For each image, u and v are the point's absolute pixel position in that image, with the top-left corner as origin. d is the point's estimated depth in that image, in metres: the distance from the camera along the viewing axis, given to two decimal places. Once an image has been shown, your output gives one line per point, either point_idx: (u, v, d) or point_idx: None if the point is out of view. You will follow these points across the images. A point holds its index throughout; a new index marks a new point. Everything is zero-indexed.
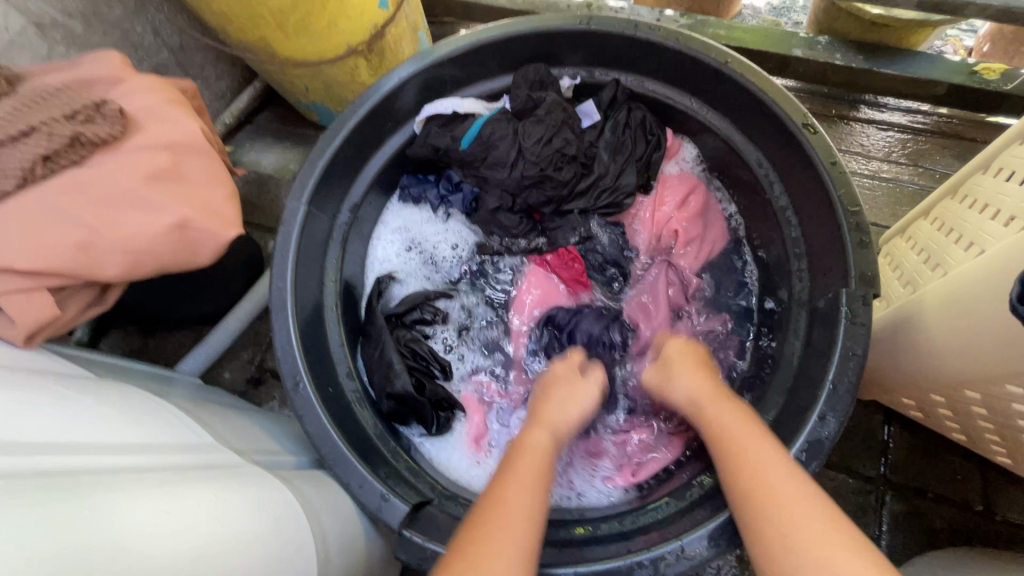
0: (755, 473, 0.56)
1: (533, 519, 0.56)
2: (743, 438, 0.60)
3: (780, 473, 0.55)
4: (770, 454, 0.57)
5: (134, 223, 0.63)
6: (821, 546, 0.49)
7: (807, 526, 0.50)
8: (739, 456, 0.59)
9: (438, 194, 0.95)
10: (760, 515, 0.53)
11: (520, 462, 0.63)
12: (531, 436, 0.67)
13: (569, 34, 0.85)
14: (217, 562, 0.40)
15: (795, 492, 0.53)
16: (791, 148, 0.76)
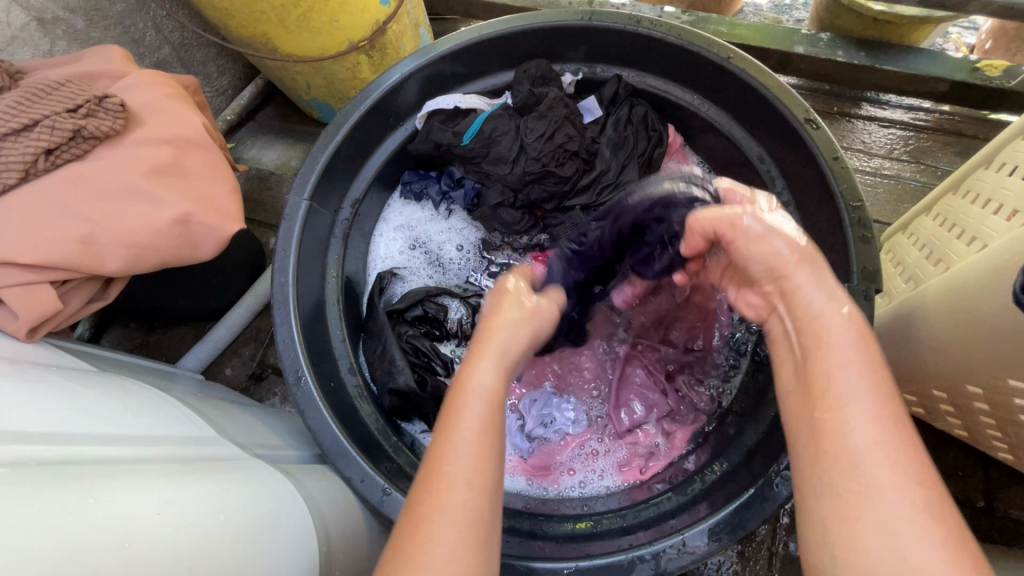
0: (837, 422, 0.40)
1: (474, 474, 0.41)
2: (839, 367, 0.42)
3: (875, 442, 0.39)
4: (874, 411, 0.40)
5: (137, 217, 0.63)
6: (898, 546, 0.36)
7: (893, 513, 0.36)
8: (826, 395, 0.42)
9: (439, 190, 0.95)
10: (838, 486, 0.39)
11: (456, 399, 0.45)
12: (471, 372, 0.47)
13: (571, 30, 0.85)
14: (222, 552, 0.40)
15: (889, 466, 0.38)
16: (793, 144, 0.76)
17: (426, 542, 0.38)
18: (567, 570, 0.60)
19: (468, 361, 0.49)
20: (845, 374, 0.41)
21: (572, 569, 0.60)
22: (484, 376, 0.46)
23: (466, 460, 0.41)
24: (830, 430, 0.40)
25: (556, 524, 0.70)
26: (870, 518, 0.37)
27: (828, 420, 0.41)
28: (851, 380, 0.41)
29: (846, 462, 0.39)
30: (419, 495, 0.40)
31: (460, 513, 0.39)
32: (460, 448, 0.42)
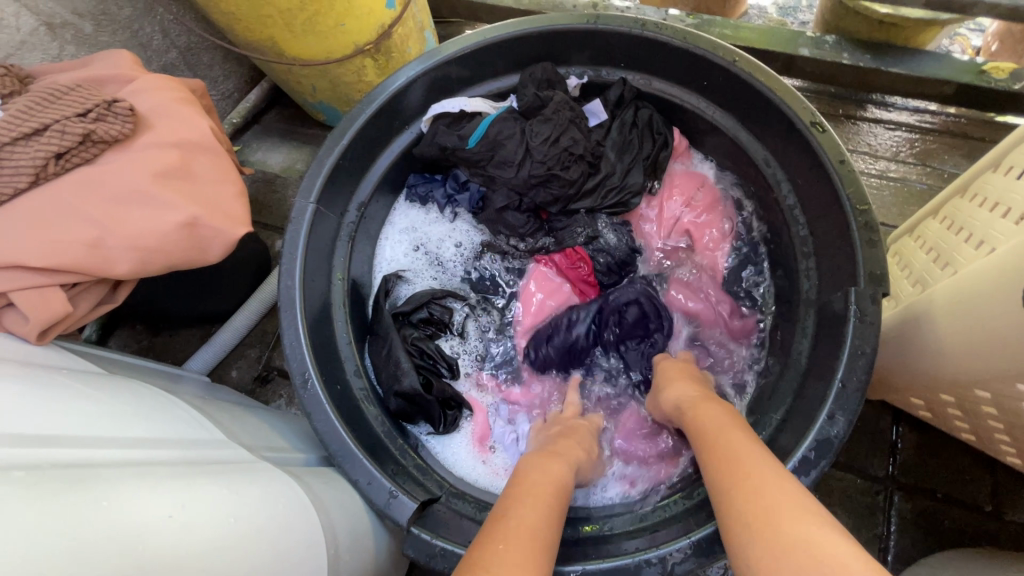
0: (735, 462, 0.51)
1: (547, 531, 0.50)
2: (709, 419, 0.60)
3: (755, 457, 0.51)
4: (751, 445, 0.53)
5: (146, 220, 0.64)
6: (799, 531, 0.41)
7: (783, 494, 0.45)
8: (716, 437, 0.56)
9: (445, 193, 0.95)
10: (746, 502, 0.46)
11: (532, 476, 0.58)
12: (539, 464, 0.62)
13: (576, 34, 0.85)
14: (229, 554, 0.40)
15: (767, 467, 0.49)
16: (799, 147, 0.76)
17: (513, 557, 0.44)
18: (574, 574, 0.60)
19: (531, 457, 0.64)
20: (721, 429, 0.57)
21: (579, 572, 0.60)
22: (553, 466, 0.61)
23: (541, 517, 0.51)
24: (728, 475, 0.50)
25: (562, 528, 0.70)
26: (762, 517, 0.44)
27: (723, 457, 0.52)
28: (738, 441, 0.54)
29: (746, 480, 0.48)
30: (495, 530, 0.48)
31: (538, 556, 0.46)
32: (536, 508, 0.52)
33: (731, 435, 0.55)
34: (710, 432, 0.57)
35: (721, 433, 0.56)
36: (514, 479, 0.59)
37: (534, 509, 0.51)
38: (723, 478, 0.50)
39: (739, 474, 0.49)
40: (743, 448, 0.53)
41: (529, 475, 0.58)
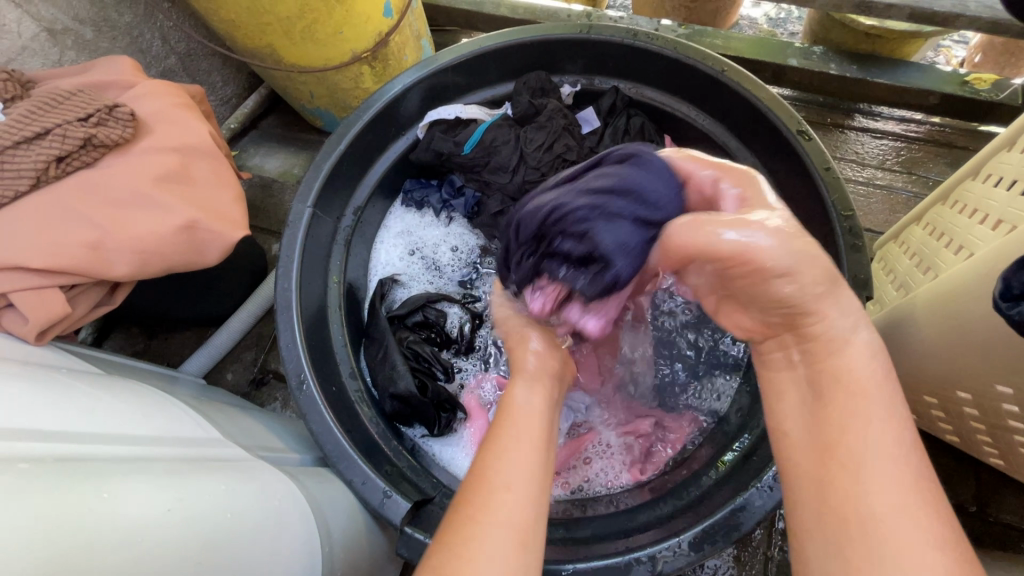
0: (836, 428, 0.44)
1: (529, 471, 0.49)
2: (862, 385, 0.44)
3: (871, 426, 0.42)
4: (876, 407, 0.43)
5: (145, 223, 0.65)
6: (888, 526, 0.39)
7: (885, 480, 0.40)
8: (843, 417, 0.43)
9: (440, 199, 0.97)
10: (834, 485, 0.42)
11: (508, 417, 0.55)
12: (512, 395, 0.59)
13: (569, 43, 0.87)
14: (223, 549, 0.40)
15: (889, 449, 0.41)
16: (785, 154, 0.78)
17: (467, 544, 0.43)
18: (566, 571, 0.60)
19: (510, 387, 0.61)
20: (851, 401, 0.44)
21: (570, 571, 0.60)
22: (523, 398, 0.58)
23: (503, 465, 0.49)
24: (847, 488, 0.41)
25: (555, 528, 0.70)
26: (888, 553, 0.37)
27: (832, 413, 0.44)
28: (870, 443, 0.42)
29: (858, 511, 0.40)
30: (468, 500, 0.46)
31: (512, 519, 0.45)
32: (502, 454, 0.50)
33: (866, 412, 0.43)
34: (845, 424, 0.43)
35: (854, 431, 0.42)
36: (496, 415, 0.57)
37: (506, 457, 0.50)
38: (840, 487, 0.41)
39: (856, 489, 0.41)
40: (866, 417, 0.43)
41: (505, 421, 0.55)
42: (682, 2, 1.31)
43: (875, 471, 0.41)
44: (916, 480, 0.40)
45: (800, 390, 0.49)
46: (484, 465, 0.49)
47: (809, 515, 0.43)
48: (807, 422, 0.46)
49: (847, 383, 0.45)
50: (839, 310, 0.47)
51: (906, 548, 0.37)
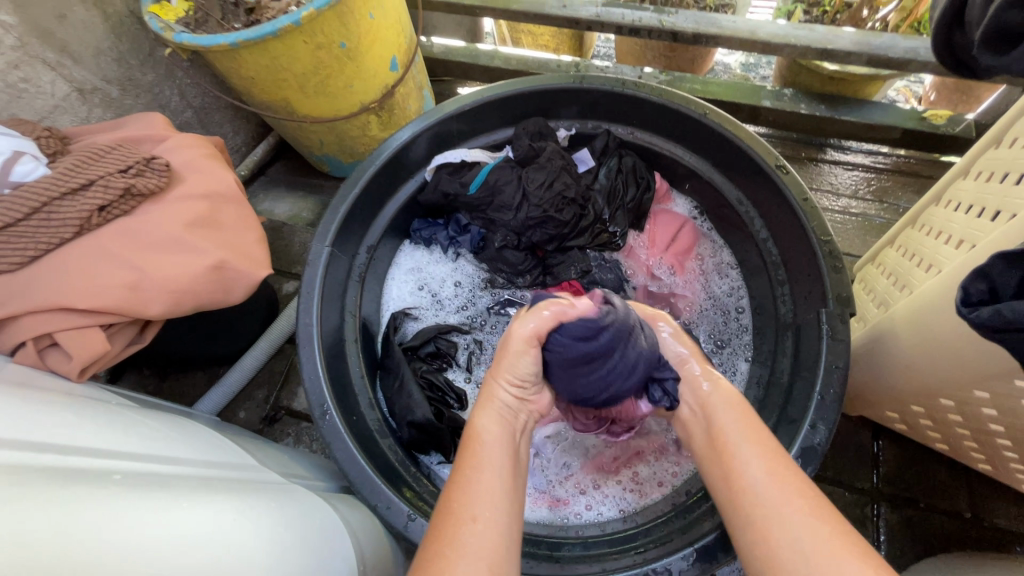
0: (727, 461, 0.58)
1: (495, 497, 0.53)
2: (728, 425, 0.62)
3: (750, 451, 0.57)
4: (745, 437, 0.59)
5: (177, 265, 0.69)
6: (772, 522, 0.50)
7: (763, 483, 0.53)
8: (731, 449, 0.59)
9: (447, 236, 1.01)
10: (747, 510, 0.53)
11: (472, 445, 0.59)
12: (476, 421, 0.62)
13: (563, 92, 0.95)
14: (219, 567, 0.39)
15: (757, 462, 0.56)
16: (766, 186, 0.85)
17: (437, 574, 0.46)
18: None
19: (474, 411, 0.64)
20: (740, 450, 0.58)
21: None
22: (484, 423, 0.62)
23: (460, 496, 0.52)
24: (745, 494, 0.54)
25: (573, 546, 0.72)
26: (789, 547, 0.48)
27: (730, 454, 0.59)
28: (760, 478, 0.54)
29: (767, 519, 0.51)
30: (431, 538, 0.50)
31: (481, 551, 0.48)
32: (461, 484, 0.54)
33: (740, 445, 0.59)
34: (743, 470, 0.56)
35: (745, 468, 0.56)
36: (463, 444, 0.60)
37: (473, 489, 0.53)
38: (738, 492, 0.55)
39: (761, 509, 0.52)
40: (745, 447, 0.58)
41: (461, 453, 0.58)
42: (662, 53, 1.42)
43: (755, 482, 0.54)
44: (804, 491, 0.52)
45: (703, 435, 0.65)
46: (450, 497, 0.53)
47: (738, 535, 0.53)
48: (714, 459, 0.60)
49: (739, 438, 0.60)
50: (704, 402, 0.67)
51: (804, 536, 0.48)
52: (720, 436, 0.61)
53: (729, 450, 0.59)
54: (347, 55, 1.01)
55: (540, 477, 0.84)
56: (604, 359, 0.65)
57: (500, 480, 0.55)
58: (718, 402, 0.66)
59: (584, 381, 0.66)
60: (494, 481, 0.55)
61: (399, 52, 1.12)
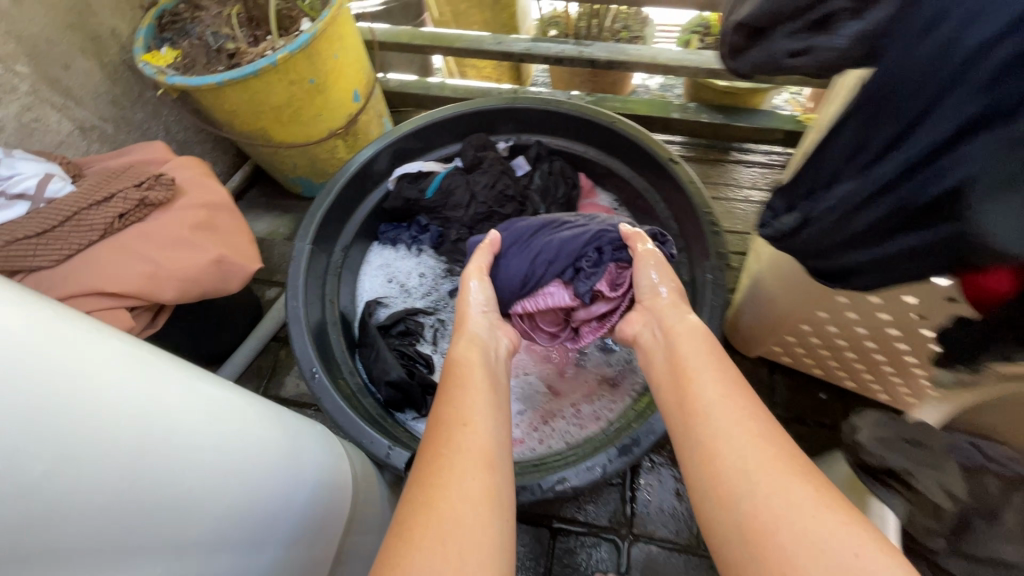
0: (683, 390, 0.65)
1: (473, 452, 0.60)
2: (692, 357, 0.69)
3: (707, 377, 0.64)
4: (705, 366, 0.66)
5: (186, 259, 0.85)
6: (715, 435, 0.57)
7: (712, 403, 0.60)
8: (691, 376, 0.66)
9: (410, 235, 1.19)
10: (699, 432, 0.59)
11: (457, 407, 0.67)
12: (455, 388, 0.71)
13: (499, 111, 1.16)
14: (180, 433, 0.41)
15: (710, 387, 0.63)
16: (664, 175, 1.07)
17: (438, 459, 0.59)
18: (534, 486, 0.80)
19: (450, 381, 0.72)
20: (709, 401, 0.60)
21: (538, 485, 0.80)
22: (468, 354, 0.78)
23: (454, 409, 0.66)
24: (698, 413, 0.60)
25: (526, 466, 0.89)
26: (729, 459, 0.54)
27: (689, 381, 0.65)
28: (712, 400, 0.61)
29: (725, 446, 0.55)
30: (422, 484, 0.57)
31: (474, 448, 0.61)
32: (454, 402, 0.68)
33: (701, 372, 0.65)
34: (698, 393, 0.63)
35: (715, 416, 0.59)
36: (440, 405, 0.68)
37: (465, 405, 0.67)
38: (692, 413, 0.61)
39: (709, 428, 0.58)
40: (704, 374, 0.65)
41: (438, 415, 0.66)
42: (587, 77, 1.67)
43: (708, 401, 0.61)
44: (763, 426, 0.56)
45: (665, 363, 0.72)
46: (436, 451, 0.60)
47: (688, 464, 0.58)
48: (674, 387, 0.67)
49: (703, 377, 0.64)
50: (671, 338, 0.75)
51: (764, 461, 0.52)
52: (682, 364, 0.69)
53: (689, 379, 0.66)
54: (316, 89, 1.20)
55: None
56: (528, 246, 0.95)
57: (488, 400, 0.69)
58: (683, 334, 0.74)
59: (519, 273, 0.93)
60: (482, 402, 0.68)
61: (360, 85, 1.32)
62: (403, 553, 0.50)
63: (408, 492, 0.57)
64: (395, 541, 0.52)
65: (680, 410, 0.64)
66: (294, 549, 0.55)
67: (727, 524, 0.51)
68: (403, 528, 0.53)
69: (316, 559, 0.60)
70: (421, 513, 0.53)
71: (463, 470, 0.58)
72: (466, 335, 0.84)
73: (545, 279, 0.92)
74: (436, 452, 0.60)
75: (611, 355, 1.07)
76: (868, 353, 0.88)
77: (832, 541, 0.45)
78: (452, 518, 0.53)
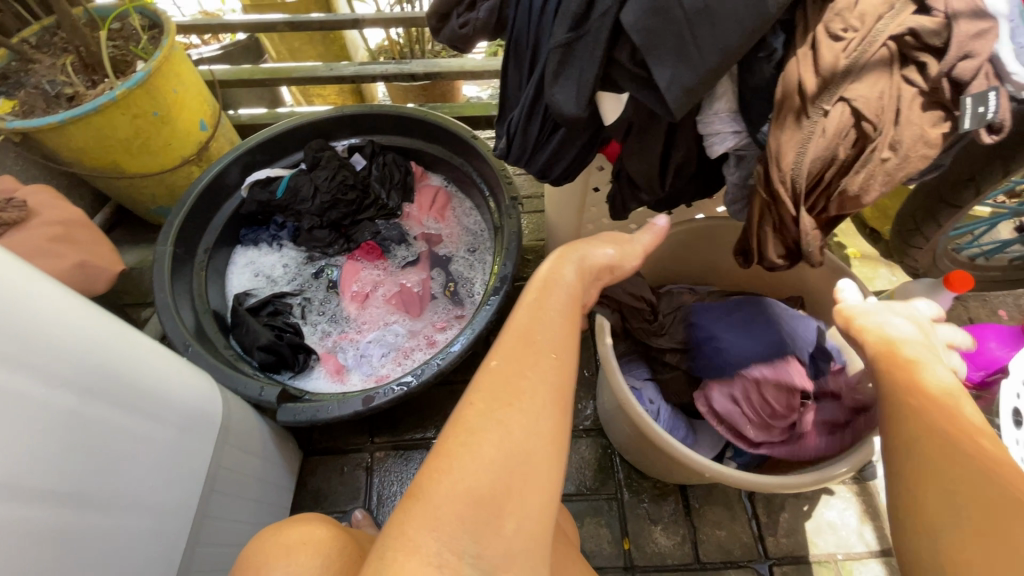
0: (931, 395, 0.49)
1: (543, 438, 0.44)
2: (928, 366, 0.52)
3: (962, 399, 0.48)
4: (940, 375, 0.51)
5: (46, 265, 0.96)
6: (982, 453, 0.43)
7: (983, 434, 0.45)
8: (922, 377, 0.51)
9: (270, 234, 1.37)
10: (944, 439, 0.45)
11: (533, 375, 0.47)
12: (543, 331, 0.51)
13: (329, 119, 1.37)
14: (31, 296, 0.52)
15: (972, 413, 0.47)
16: (469, 149, 1.34)
17: (517, 386, 0.46)
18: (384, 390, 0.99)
19: (541, 321, 0.52)
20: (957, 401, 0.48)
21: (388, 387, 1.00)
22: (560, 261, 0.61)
23: (549, 332, 0.51)
24: (945, 424, 0.46)
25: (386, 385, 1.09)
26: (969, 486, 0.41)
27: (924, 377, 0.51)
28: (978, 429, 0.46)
29: (955, 421, 0.46)
30: (506, 514, 0.41)
31: (552, 376, 0.48)
32: (546, 317, 0.52)
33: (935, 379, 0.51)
34: (951, 411, 0.47)
35: (941, 391, 0.49)
36: (516, 353, 0.49)
37: (547, 326, 0.52)
38: (938, 419, 0.47)
39: (960, 438, 0.45)
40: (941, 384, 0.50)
41: (531, 385, 0.47)
42: (419, 93, 1.95)
43: (963, 419, 0.46)
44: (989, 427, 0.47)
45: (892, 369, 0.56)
46: (513, 449, 0.43)
47: (890, 408, 0.51)
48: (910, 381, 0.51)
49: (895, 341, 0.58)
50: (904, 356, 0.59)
51: (989, 453, 0.43)
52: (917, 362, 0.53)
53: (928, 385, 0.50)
54: (160, 120, 1.34)
55: (368, 367, 1.19)
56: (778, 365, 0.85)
57: (566, 321, 0.54)
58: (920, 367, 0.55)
59: (757, 396, 0.85)
60: (574, 340, 0.52)
61: (205, 115, 1.47)
62: (449, 457, 0.42)
63: (471, 391, 0.47)
64: (458, 447, 0.43)
65: (914, 401, 0.49)
66: (154, 423, 0.66)
67: (927, 540, 0.42)
68: (471, 437, 0.43)
69: (182, 443, 0.71)
70: (491, 427, 0.43)
71: (546, 405, 0.46)
72: (581, 256, 0.64)
73: (771, 384, 0.84)
74: (513, 367, 0.48)
75: (454, 297, 1.30)
76: None
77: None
78: (518, 467, 0.42)
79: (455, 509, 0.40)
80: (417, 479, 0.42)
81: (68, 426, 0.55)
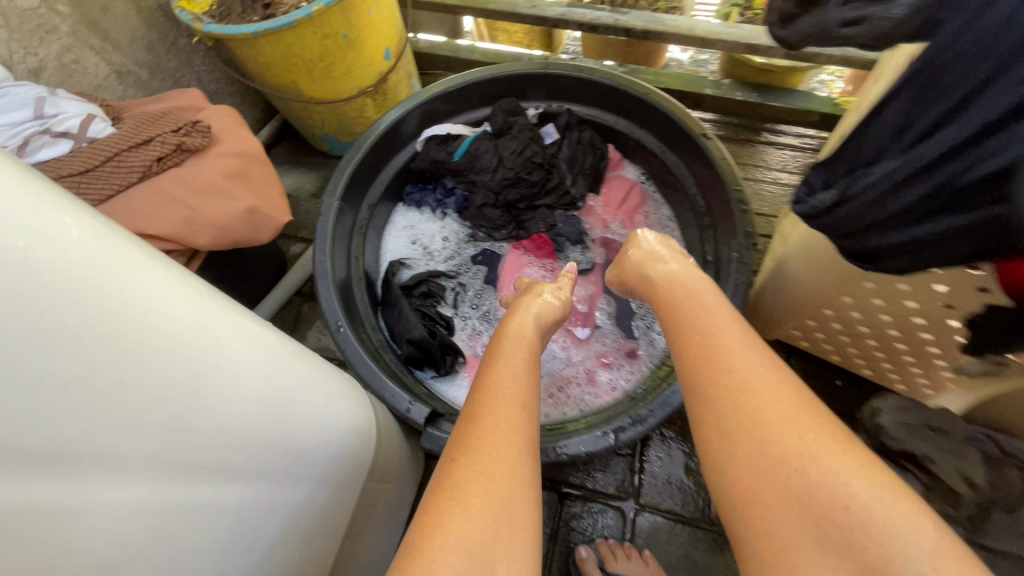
0: (716, 365, 0.54)
1: (522, 480, 0.48)
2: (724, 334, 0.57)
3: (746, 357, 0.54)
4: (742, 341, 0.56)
5: (221, 207, 0.87)
6: (757, 407, 0.49)
7: (770, 384, 0.51)
8: (716, 348, 0.56)
9: (436, 198, 1.21)
10: (732, 405, 0.50)
11: (491, 411, 0.53)
12: (500, 379, 0.58)
13: (532, 76, 1.13)
14: (211, 366, 0.39)
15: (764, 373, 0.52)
16: (694, 148, 1.03)
17: (481, 429, 0.51)
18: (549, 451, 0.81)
19: (499, 372, 0.59)
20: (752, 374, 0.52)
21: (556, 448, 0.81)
22: (519, 328, 0.70)
23: (514, 386, 0.56)
24: (730, 384, 0.52)
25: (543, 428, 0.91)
26: (788, 451, 0.45)
27: (710, 346, 0.57)
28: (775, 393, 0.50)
29: (731, 377, 0.52)
30: (494, 535, 0.44)
31: (508, 404, 0.54)
32: (513, 374, 0.59)
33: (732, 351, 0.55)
34: (736, 369, 0.53)
35: (741, 362, 0.53)
36: (481, 402, 0.54)
37: (500, 376, 0.58)
38: (724, 384, 0.52)
39: (748, 412, 0.49)
40: (740, 350, 0.55)
41: (484, 414, 0.52)
42: (620, 48, 1.63)
43: (756, 381, 0.51)
44: (784, 376, 0.51)
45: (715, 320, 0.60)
46: (475, 464, 0.47)
47: (696, 396, 0.54)
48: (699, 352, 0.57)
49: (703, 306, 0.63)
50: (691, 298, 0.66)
51: (776, 406, 0.48)
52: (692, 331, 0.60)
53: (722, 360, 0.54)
54: (348, 44, 1.19)
55: None
56: None
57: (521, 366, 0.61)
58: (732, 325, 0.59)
59: None
60: (532, 390, 0.58)
61: (392, 44, 1.31)
62: (444, 516, 0.44)
63: (454, 451, 0.50)
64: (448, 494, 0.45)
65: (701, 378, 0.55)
66: (315, 486, 0.55)
67: (728, 500, 0.48)
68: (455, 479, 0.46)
69: (338, 497, 0.60)
70: (476, 480, 0.46)
71: (520, 455, 0.50)
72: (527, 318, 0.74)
73: None
74: (486, 418, 0.52)
75: (630, 333, 1.07)
76: (891, 342, 0.87)
77: (870, 523, 0.40)
78: (500, 512, 0.45)
79: (454, 565, 0.41)
80: (411, 536, 0.44)
81: (237, 518, 0.44)
